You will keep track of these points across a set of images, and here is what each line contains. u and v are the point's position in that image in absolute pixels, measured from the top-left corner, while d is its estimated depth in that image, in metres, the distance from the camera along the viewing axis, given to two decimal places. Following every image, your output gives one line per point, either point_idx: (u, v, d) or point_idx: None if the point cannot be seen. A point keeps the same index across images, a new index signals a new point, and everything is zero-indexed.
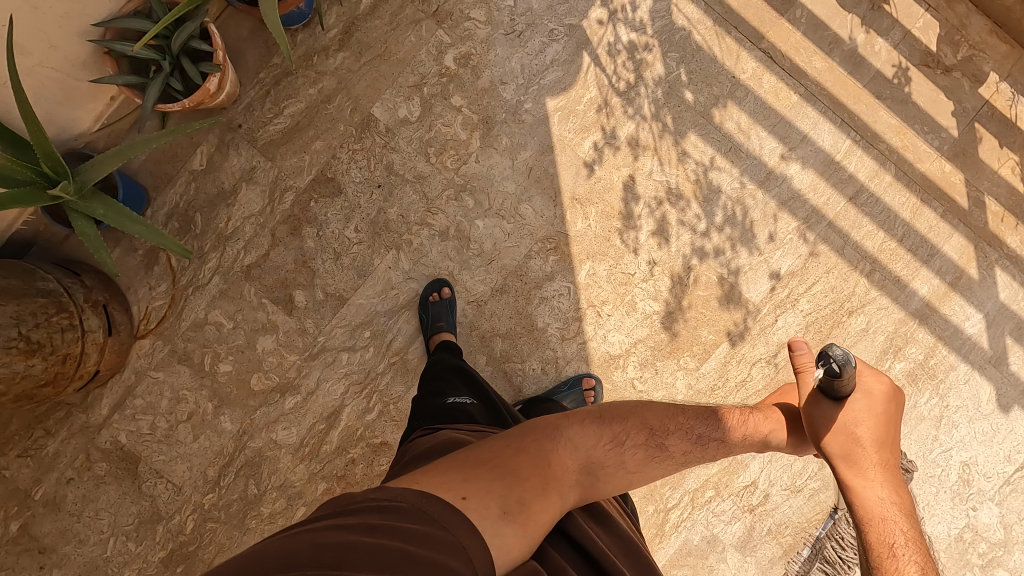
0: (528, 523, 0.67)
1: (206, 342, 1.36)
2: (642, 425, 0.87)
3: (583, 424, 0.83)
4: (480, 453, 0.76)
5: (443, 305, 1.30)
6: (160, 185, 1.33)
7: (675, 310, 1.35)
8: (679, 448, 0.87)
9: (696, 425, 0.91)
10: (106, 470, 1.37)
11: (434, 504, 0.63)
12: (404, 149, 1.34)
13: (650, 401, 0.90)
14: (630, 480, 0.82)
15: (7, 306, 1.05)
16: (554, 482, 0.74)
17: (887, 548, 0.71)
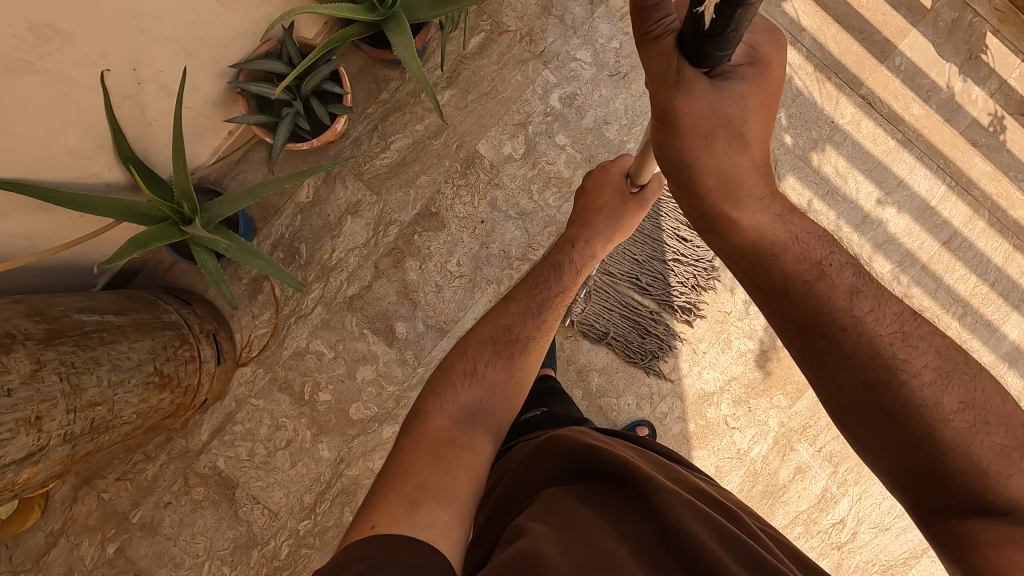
0: (437, 494, 0.76)
1: (307, 371, 1.38)
2: (480, 343, 0.98)
3: (430, 397, 0.93)
4: (390, 469, 0.82)
5: None
6: (267, 216, 1.35)
7: (769, 349, 1.38)
8: (527, 329, 1.00)
9: (533, 298, 1.04)
10: (204, 494, 1.39)
11: (352, 548, 0.66)
12: (507, 185, 1.36)
13: (471, 332, 1.01)
14: (504, 381, 0.96)
15: (144, 342, 1.04)
16: (443, 450, 0.84)
17: (812, 270, 0.64)
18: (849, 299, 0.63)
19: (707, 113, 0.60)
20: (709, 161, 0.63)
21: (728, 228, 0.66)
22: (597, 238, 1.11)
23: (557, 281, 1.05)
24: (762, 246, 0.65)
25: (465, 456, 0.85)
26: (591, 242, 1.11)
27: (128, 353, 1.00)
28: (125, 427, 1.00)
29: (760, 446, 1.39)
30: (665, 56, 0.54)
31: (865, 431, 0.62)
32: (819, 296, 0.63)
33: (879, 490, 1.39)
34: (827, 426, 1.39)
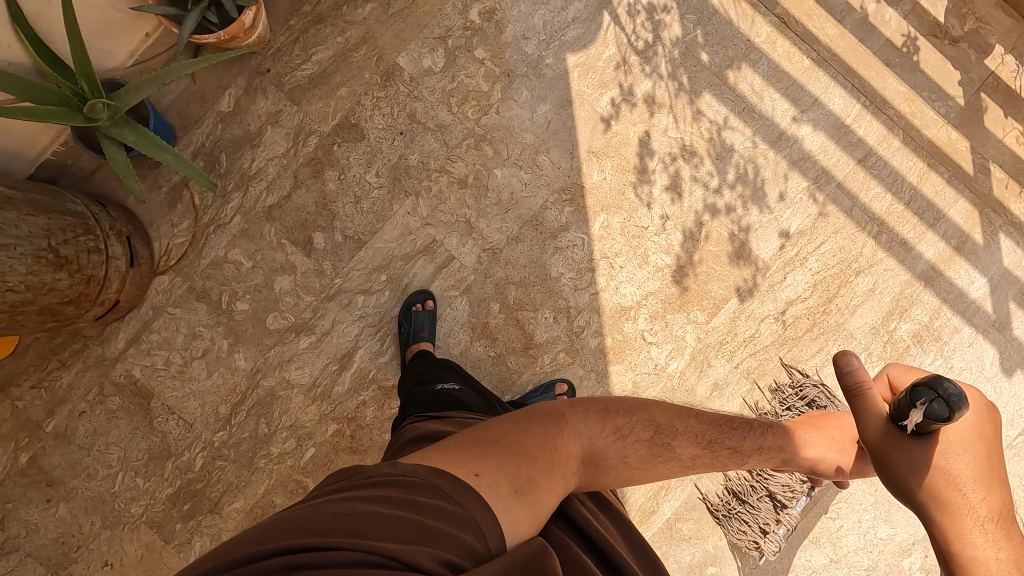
0: (534, 502, 0.66)
1: (225, 281, 1.38)
2: (650, 424, 0.83)
3: (587, 414, 0.79)
4: (492, 435, 0.75)
5: (425, 316, 1.33)
6: (187, 125, 1.37)
7: (686, 265, 1.39)
8: (688, 453, 0.84)
9: (710, 431, 0.87)
10: (118, 404, 1.38)
11: (445, 480, 0.65)
12: (427, 98, 1.38)
13: (667, 402, 0.86)
14: (631, 477, 0.80)
15: (38, 218, 1.06)
16: (557, 464, 0.71)
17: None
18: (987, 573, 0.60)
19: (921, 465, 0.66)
20: (943, 482, 0.66)
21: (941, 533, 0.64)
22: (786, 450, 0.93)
23: (751, 439, 0.90)
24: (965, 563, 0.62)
25: (557, 484, 0.70)
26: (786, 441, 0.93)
27: (17, 223, 1.01)
28: (11, 295, 1.01)
29: (677, 361, 1.39)
30: (879, 424, 0.70)
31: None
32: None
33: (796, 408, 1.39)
34: (744, 342, 1.39)
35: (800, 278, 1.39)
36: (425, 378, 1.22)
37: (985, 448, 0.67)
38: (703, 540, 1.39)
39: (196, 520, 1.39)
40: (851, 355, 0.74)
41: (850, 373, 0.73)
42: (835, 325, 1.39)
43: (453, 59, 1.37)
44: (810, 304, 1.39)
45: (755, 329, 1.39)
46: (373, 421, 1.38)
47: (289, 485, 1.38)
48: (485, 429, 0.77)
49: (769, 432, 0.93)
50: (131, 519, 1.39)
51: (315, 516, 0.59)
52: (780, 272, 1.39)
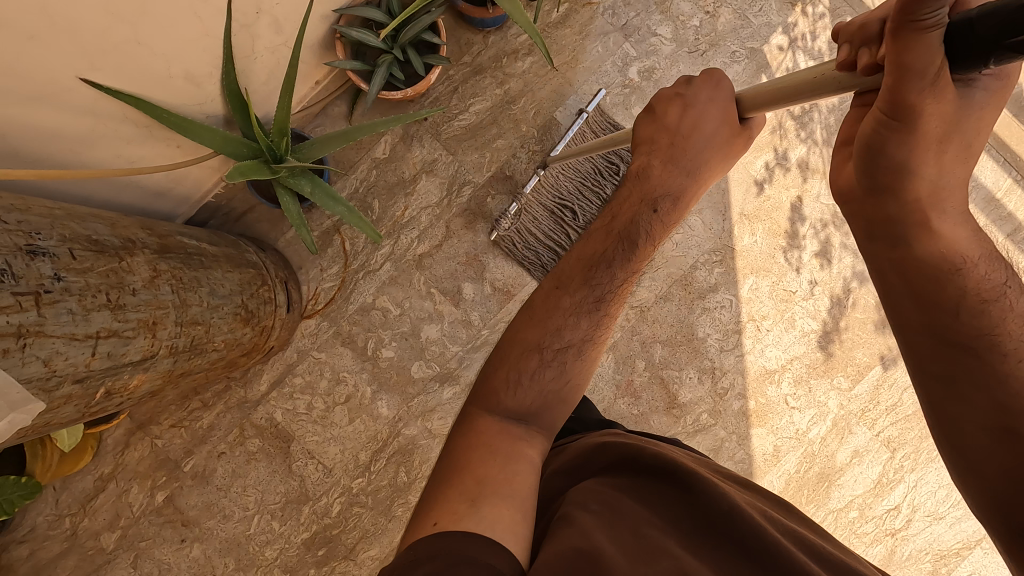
0: (498, 496, 0.70)
1: (371, 327, 1.37)
2: (525, 348, 0.83)
3: (488, 401, 0.80)
4: (443, 468, 0.74)
5: None
6: (343, 170, 1.36)
7: (832, 331, 1.39)
8: (579, 334, 0.84)
9: (581, 294, 0.85)
10: (258, 446, 1.37)
11: (418, 548, 0.62)
12: (582, 153, 1.38)
13: (516, 323, 0.86)
14: (567, 387, 0.84)
15: (234, 274, 1.05)
16: (497, 450, 0.75)
17: (987, 291, 0.63)
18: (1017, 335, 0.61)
19: (947, 117, 0.54)
20: (930, 158, 0.58)
21: (921, 236, 0.62)
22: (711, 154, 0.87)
23: (627, 259, 0.86)
24: (948, 259, 0.62)
25: (516, 462, 0.75)
26: (690, 190, 0.90)
27: (223, 281, 1.00)
28: (214, 354, 1.00)
29: (819, 427, 1.39)
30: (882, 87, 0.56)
31: (985, 450, 0.60)
32: (991, 319, 0.62)
33: (933, 480, 1.40)
34: (885, 411, 1.40)
35: None
36: None
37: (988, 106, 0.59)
38: None
39: (330, 566, 1.38)
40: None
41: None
42: None
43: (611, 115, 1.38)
44: None
45: (897, 398, 1.40)
46: None
47: None
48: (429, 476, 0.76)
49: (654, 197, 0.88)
50: (264, 562, 1.38)
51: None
52: None
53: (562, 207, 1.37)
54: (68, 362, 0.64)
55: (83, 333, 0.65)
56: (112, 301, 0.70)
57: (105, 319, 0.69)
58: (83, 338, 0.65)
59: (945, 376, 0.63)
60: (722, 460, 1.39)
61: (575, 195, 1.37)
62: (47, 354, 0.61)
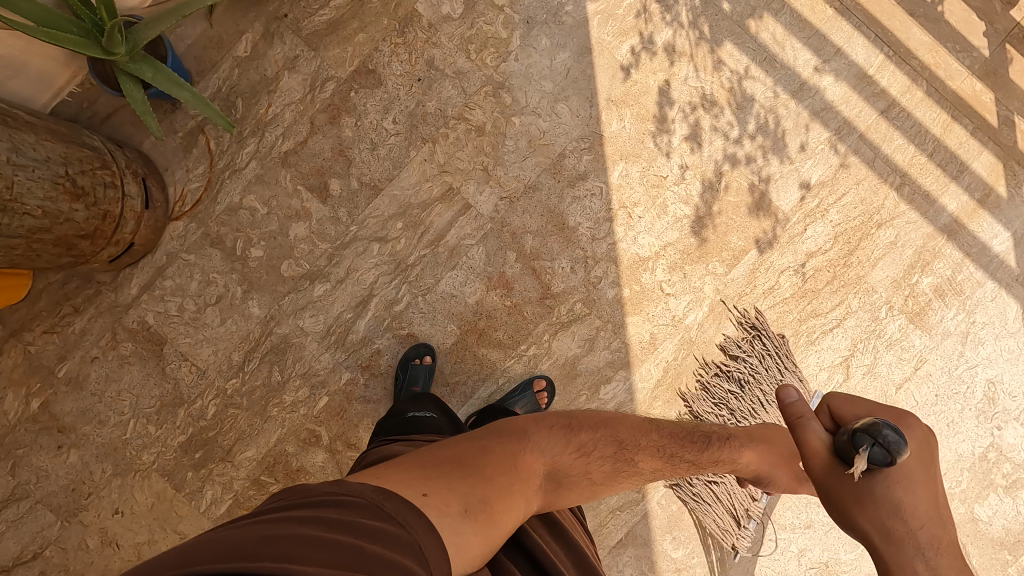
0: (488, 520, 0.71)
1: (239, 227, 1.37)
2: (611, 439, 0.93)
3: (551, 431, 0.88)
4: (457, 453, 0.80)
5: (421, 370, 1.30)
6: (204, 69, 1.35)
7: (705, 215, 1.37)
8: (644, 464, 0.94)
9: (667, 443, 0.97)
10: (131, 350, 1.37)
11: (393, 501, 0.64)
12: (445, 44, 1.36)
13: (621, 419, 0.97)
14: (592, 490, 0.90)
15: (56, 145, 1.04)
16: (518, 482, 0.79)
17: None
18: None
19: (862, 498, 0.61)
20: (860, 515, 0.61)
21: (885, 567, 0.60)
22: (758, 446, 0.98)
23: (689, 453, 0.98)
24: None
25: (522, 503, 0.77)
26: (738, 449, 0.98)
27: (35, 146, 1.00)
28: (30, 220, 1.00)
29: (695, 313, 1.37)
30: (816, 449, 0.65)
31: None
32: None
33: (816, 364, 1.38)
34: (764, 294, 1.37)
35: (821, 230, 1.37)
36: (398, 407, 1.18)
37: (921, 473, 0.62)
38: (719, 494, 1.38)
39: (208, 469, 1.38)
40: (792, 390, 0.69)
41: (793, 404, 0.68)
42: (856, 278, 1.37)
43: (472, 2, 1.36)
44: (831, 256, 1.37)
45: (775, 281, 1.37)
46: (387, 369, 1.37)
47: (303, 434, 1.38)
48: (446, 447, 0.83)
49: (721, 438, 1.00)
50: (142, 466, 1.38)
51: (237, 542, 0.52)
52: (801, 224, 1.37)
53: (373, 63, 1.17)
54: None
55: None
56: None
57: None
58: None
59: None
60: (598, 349, 1.37)
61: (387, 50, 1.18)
62: None
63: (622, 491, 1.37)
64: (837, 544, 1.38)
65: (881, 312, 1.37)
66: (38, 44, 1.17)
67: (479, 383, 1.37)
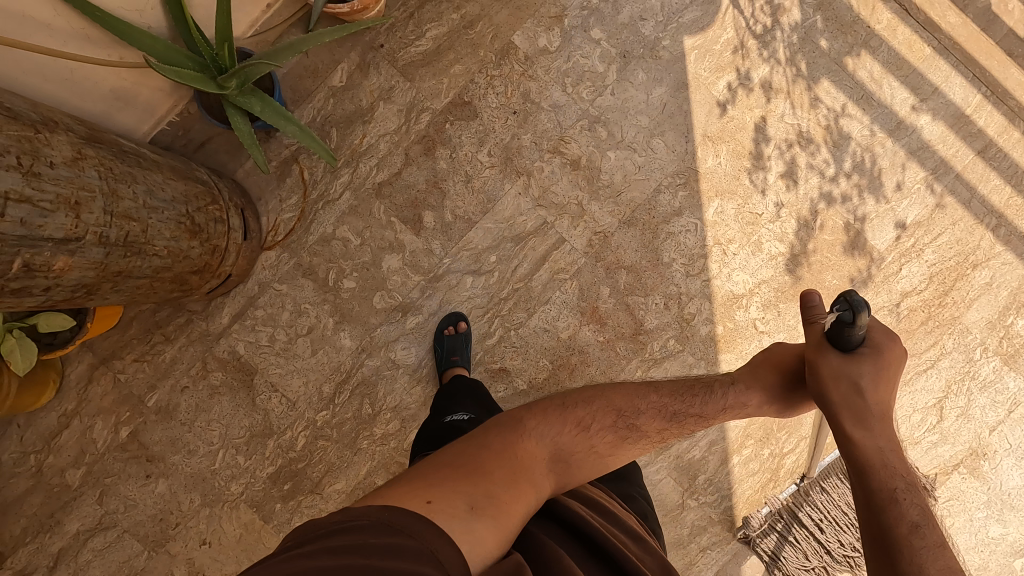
0: (499, 513, 0.68)
1: (332, 258, 1.36)
2: (608, 407, 0.87)
3: (547, 414, 0.83)
4: (453, 456, 0.77)
5: (459, 339, 1.32)
6: (298, 99, 1.34)
7: (800, 254, 1.36)
8: (653, 427, 0.88)
9: (672, 401, 0.90)
10: (221, 380, 1.37)
11: (397, 514, 0.62)
12: (541, 77, 1.36)
13: (614, 383, 0.90)
14: (604, 464, 0.84)
15: (178, 184, 1.03)
16: (523, 475, 0.75)
17: (889, 495, 0.66)
18: (910, 534, 0.63)
19: (835, 371, 0.75)
20: (833, 391, 0.75)
21: (844, 442, 0.73)
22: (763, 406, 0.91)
23: (703, 410, 0.90)
24: (876, 459, 0.70)
25: (530, 491, 0.74)
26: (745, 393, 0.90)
27: (163, 186, 0.99)
28: (157, 260, 0.99)
29: None
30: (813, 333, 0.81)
31: None
32: (890, 517, 0.65)
33: (911, 404, 1.37)
34: None
35: (916, 270, 1.36)
36: (438, 410, 1.21)
37: (893, 371, 0.76)
38: None
39: (296, 501, 1.37)
40: (813, 293, 0.84)
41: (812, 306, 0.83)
42: (951, 319, 1.36)
43: (567, 37, 1.36)
44: (925, 297, 1.36)
45: None
46: None
47: (393, 467, 1.37)
48: (443, 453, 0.79)
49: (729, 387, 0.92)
50: (231, 497, 1.37)
51: None
52: (896, 263, 1.36)
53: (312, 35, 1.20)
54: None
55: None
56: (23, 166, 0.69)
57: (14, 181, 0.68)
58: None
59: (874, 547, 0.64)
60: None
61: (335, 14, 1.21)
62: None
63: (712, 530, 1.37)
64: None
65: (975, 354, 1.36)
66: (150, 76, 1.16)
67: None
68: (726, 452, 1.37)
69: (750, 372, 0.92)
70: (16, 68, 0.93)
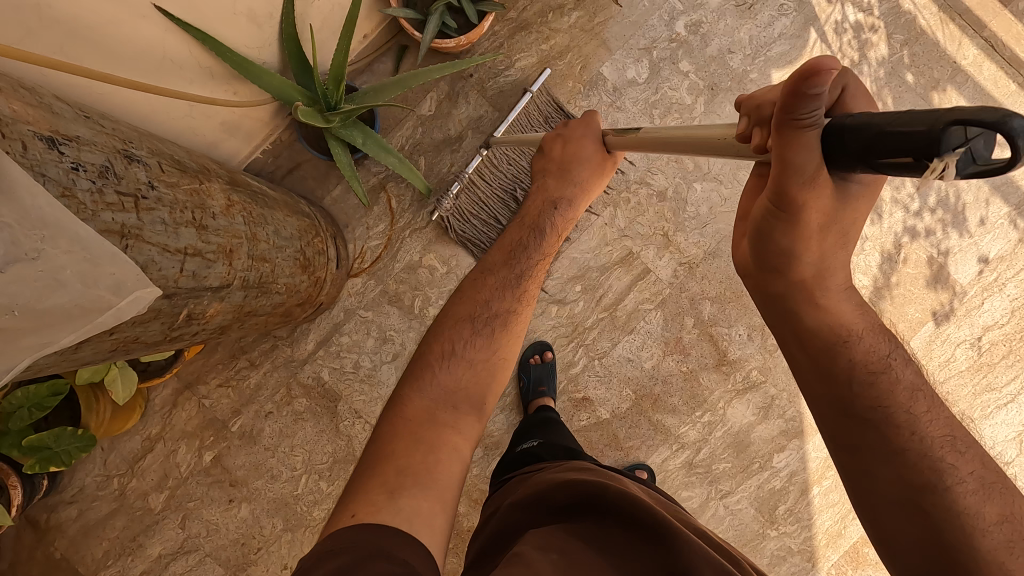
0: (421, 484, 0.71)
1: (418, 285, 1.37)
2: (458, 318, 0.92)
3: (418, 374, 0.85)
4: (369, 459, 0.75)
5: (545, 368, 1.34)
6: (388, 127, 1.35)
7: (884, 287, 1.37)
8: (503, 304, 0.95)
9: (501, 281, 0.97)
10: (306, 406, 1.37)
11: (329, 541, 0.60)
12: (629, 109, 1.37)
13: (450, 302, 0.95)
14: (490, 359, 0.90)
15: (293, 221, 1.04)
16: (423, 429, 0.78)
17: (877, 363, 0.65)
18: (907, 403, 0.64)
19: (829, 211, 0.56)
20: (811, 248, 0.60)
21: (808, 304, 0.65)
22: (579, 191, 1.11)
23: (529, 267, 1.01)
24: (837, 332, 0.65)
25: (452, 437, 0.79)
26: (574, 202, 1.11)
27: (284, 223, 1.00)
28: (277, 297, 0.99)
29: None
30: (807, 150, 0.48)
31: (913, 534, 0.60)
32: (880, 389, 0.64)
33: (990, 437, 1.38)
34: (939, 366, 1.37)
35: (998, 304, 1.37)
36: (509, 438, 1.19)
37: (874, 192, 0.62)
38: None
39: None
40: (830, 63, 0.43)
41: (813, 97, 0.44)
42: None
43: (655, 69, 1.37)
44: (1007, 331, 1.37)
45: (950, 353, 1.37)
46: None
47: (475, 495, 1.38)
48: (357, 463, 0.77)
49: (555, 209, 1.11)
50: (313, 522, 1.37)
51: None
52: (979, 297, 1.37)
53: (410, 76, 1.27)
54: (160, 272, 0.63)
55: (174, 247, 0.65)
56: (196, 220, 0.70)
57: (192, 236, 0.68)
58: (174, 251, 0.65)
59: (852, 448, 0.65)
60: (772, 417, 1.38)
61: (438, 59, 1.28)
62: (145, 260, 0.60)
63: (792, 560, 1.37)
64: None
65: None
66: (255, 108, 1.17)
67: (653, 449, 1.36)
68: (808, 484, 1.37)
69: (558, 179, 1.12)
70: (151, 105, 0.94)
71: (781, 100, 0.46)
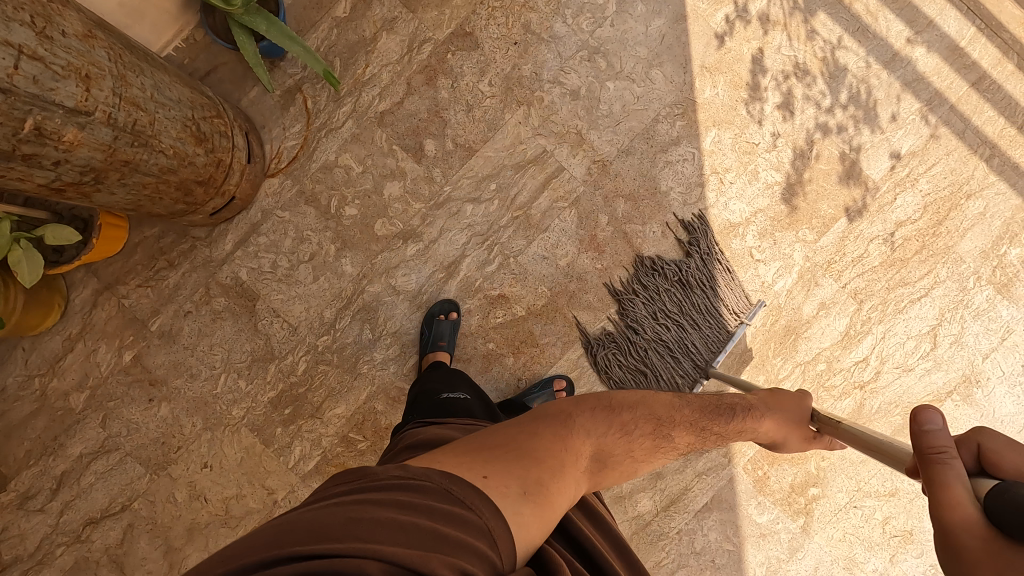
0: (544, 500, 0.67)
1: (334, 185, 1.38)
2: (649, 416, 0.87)
3: (593, 413, 0.81)
4: (516, 439, 0.74)
5: (447, 326, 1.33)
6: (303, 28, 1.36)
7: (796, 183, 1.38)
8: (682, 440, 0.90)
9: (697, 419, 0.93)
10: (224, 305, 1.38)
11: (458, 481, 0.64)
12: (542, 9, 1.38)
13: (654, 394, 0.92)
14: (634, 468, 0.85)
15: (183, 90, 1.05)
16: (566, 462, 0.73)
17: None
18: None
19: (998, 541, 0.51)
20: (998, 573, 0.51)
21: None
22: (768, 417, 1.00)
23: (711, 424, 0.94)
24: None
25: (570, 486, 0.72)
26: (758, 412, 0.99)
27: (170, 86, 1.01)
28: (164, 160, 1.00)
29: (784, 280, 1.38)
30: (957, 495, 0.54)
31: None
32: None
33: (904, 332, 1.39)
34: (852, 262, 1.38)
35: (910, 200, 1.38)
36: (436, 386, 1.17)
37: None
38: (805, 461, 1.39)
39: (297, 425, 1.39)
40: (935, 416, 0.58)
41: (935, 433, 0.58)
42: (945, 248, 1.38)
43: None
44: (920, 226, 1.38)
45: (863, 250, 1.38)
46: (476, 329, 1.38)
47: (393, 393, 1.39)
48: (496, 430, 0.78)
49: (752, 410, 0.99)
50: (233, 421, 1.39)
51: (321, 523, 0.56)
52: (891, 193, 1.38)
53: (666, 328, 1.38)
54: None
55: (2, 37, 0.66)
56: (35, 26, 0.71)
57: (26, 36, 0.70)
58: (3, 41, 0.66)
59: None
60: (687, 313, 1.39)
61: (695, 307, 1.37)
62: None
63: (708, 455, 1.39)
64: (921, 512, 1.40)
65: (968, 283, 1.39)
66: None
67: (568, 345, 1.38)
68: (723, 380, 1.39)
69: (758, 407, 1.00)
70: None
71: (917, 443, 0.59)
